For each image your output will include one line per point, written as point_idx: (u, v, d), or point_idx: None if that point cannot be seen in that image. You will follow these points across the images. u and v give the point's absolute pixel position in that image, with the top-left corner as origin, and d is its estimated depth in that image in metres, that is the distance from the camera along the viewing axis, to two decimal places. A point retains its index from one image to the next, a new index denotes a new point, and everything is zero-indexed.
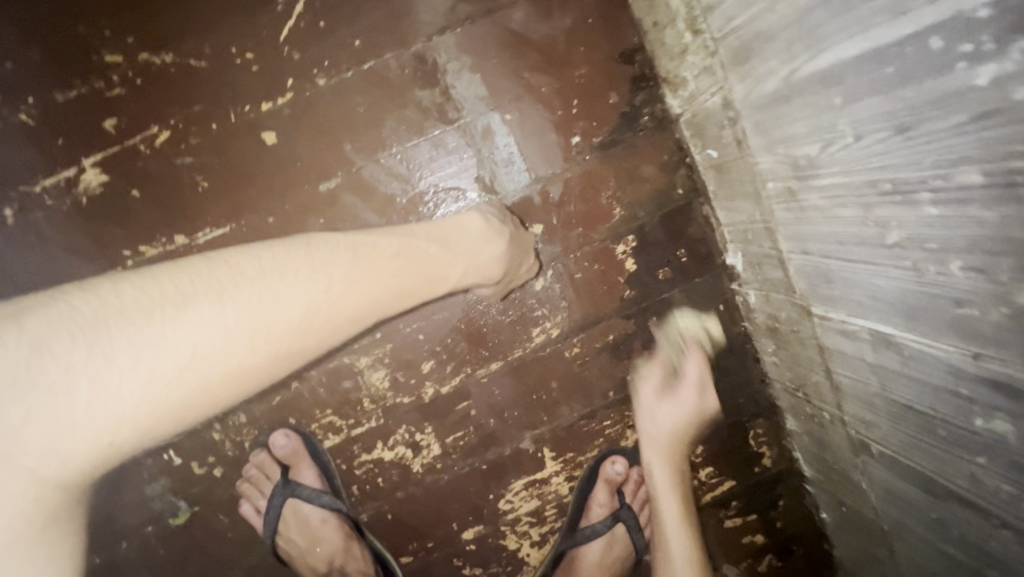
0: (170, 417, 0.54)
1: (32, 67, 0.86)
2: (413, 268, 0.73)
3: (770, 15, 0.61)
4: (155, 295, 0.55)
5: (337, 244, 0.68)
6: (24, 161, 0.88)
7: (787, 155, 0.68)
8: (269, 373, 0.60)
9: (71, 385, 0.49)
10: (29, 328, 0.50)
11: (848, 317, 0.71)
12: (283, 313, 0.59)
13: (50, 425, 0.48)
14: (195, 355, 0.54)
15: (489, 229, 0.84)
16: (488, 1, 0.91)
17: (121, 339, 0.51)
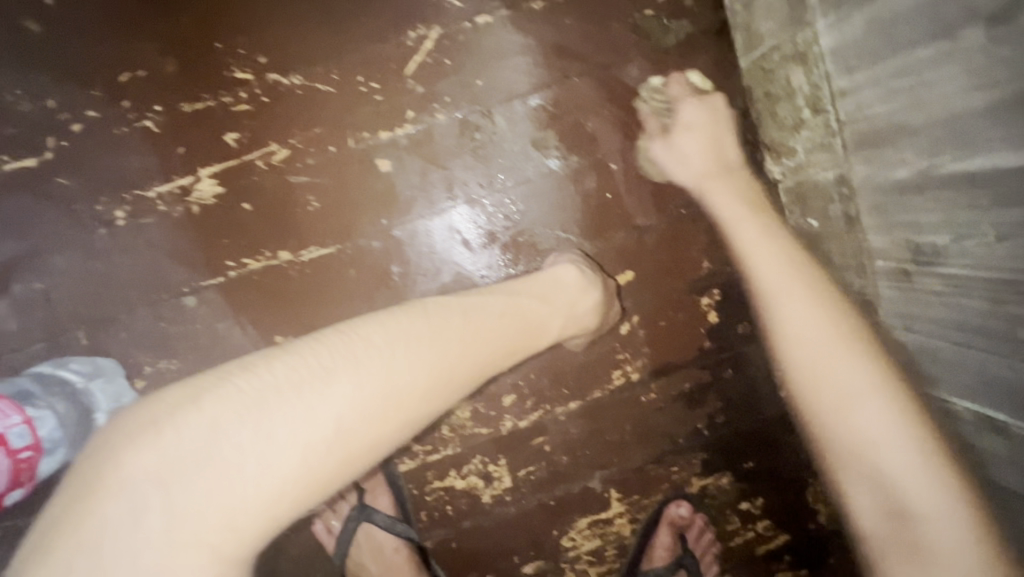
0: (319, 493, 0.56)
1: (164, 77, 0.87)
2: (517, 324, 0.78)
3: (915, 113, 0.65)
4: (299, 373, 0.59)
5: (445, 309, 0.72)
6: (143, 166, 0.89)
7: (909, 240, 0.72)
8: (397, 443, 0.62)
9: (242, 465, 0.53)
10: (207, 414, 0.55)
11: (949, 396, 0.75)
12: (411, 380, 0.63)
13: (224, 503, 0.52)
14: (340, 430, 0.57)
15: (584, 279, 0.88)
16: (607, 54, 0.94)
17: (280, 414, 0.56)
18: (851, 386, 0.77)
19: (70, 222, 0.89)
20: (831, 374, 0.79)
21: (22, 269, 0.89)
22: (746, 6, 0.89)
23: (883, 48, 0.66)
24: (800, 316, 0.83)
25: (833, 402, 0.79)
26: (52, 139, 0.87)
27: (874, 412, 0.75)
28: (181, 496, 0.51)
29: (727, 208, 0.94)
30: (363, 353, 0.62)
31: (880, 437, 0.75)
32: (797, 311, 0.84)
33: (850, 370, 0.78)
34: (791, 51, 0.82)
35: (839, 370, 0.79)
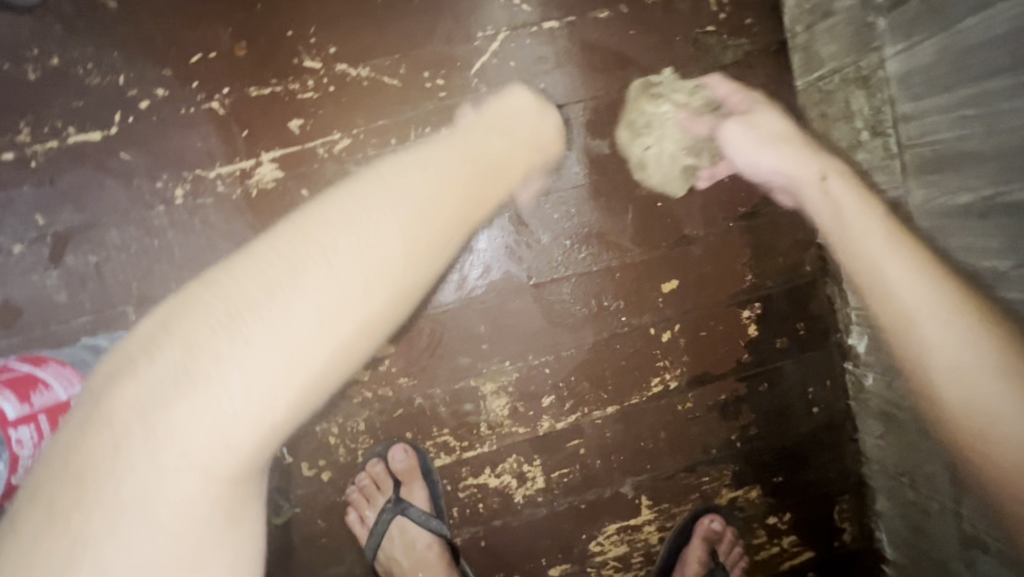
0: (314, 386, 0.51)
1: (236, 61, 0.89)
2: (478, 174, 0.72)
3: (983, 140, 0.67)
4: (266, 275, 0.53)
5: (411, 177, 0.65)
6: (207, 147, 0.90)
7: (966, 263, 0.74)
8: (387, 319, 0.57)
9: (226, 374, 0.48)
10: (180, 338, 0.50)
11: None
12: (385, 255, 0.56)
13: (212, 417, 0.47)
14: (321, 318, 0.51)
15: (538, 105, 0.90)
16: (668, 67, 0.96)
17: (253, 320, 0.50)
18: (929, 334, 0.72)
19: (129, 198, 0.90)
20: (942, 347, 0.71)
21: (77, 241, 0.90)
22: (808, 29, 0.92)
23: (954, 76, 0.68)
24: (900, 276, 0.75)
25: (945, 310, 0.71)
26: (120, 114, 0.88)
27: (994, 391, 0.66)
28: (168, 418, 0.47)
29: (798, 170, 0.89)
30: (330, 237, 0.56)
31: (953, 364, 0.70)
32: (901, 275, 0.75)
33: (946, 329, 0.70)
34: (854, 74, 0.84)
35: (943, 335, 0.71)
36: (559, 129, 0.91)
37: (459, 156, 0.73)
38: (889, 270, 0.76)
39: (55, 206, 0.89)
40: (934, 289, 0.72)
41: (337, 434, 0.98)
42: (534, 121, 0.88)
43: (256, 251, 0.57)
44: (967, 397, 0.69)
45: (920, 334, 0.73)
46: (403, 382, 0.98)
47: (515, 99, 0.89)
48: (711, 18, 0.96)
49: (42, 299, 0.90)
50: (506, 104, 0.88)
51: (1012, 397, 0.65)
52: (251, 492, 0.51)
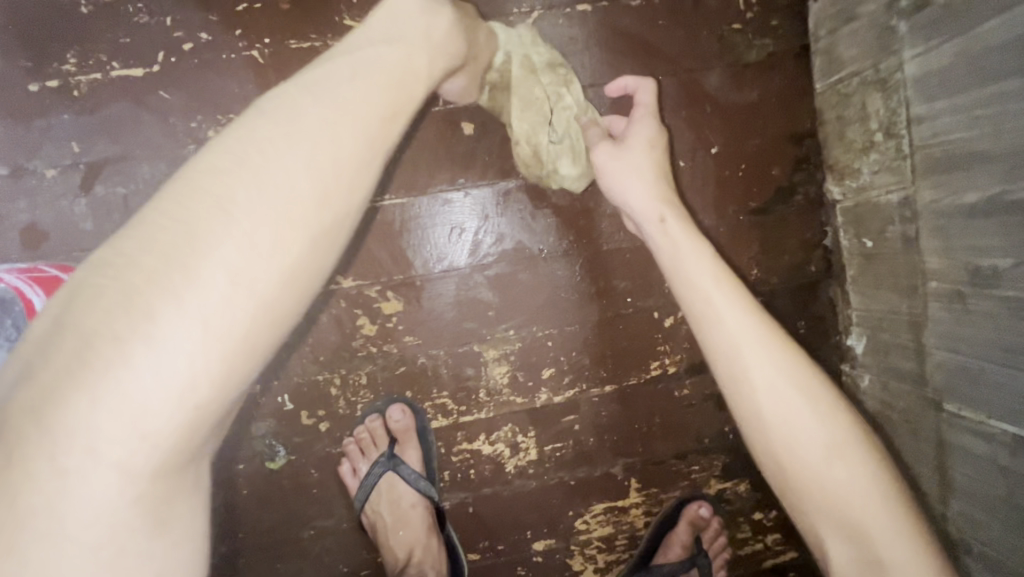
0: (240, 356, 0.46)
1: (279, 14, 0.92)
2: (385, 82, 0.55)
3: (993, 140, 0.69)
4: (162, 233, 0.45)
5: (331, 90, 0.53)
6: (243, 93, 0.93)
7: (967, 262, 0.76)
8: (315, 266, 0.51)
9: (127, 357, 0.41)
10: (71, 322, 0.42)
11: (986, 419, 0.77)
12: (302, 199, 0.49)
13: (116, 410, 0.41)
14: (236, 276, 0.45)
15: (430, 0, 0.65)
16: (693, 59, 1.00)
17: (155, 294, 0.43)
18: (754, 359, 0.72)
19: (163, 134, 0.93)
20: (755, 372, 0.72)
21: (109, 172, 0.93)
22: (831, 33, 0.95)
23: (970, 78, 0.71)
24: (731, 309, 0.75)
25: (739, 342, 0.73)
26: (163, 54, 0.92)
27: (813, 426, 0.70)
28: (59, 418, 0.40)
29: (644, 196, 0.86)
30: (235, 180, 0.47)
31: (776, 392, 0.71)
32: (736, 309, 0.75)
33: (774, 359, 0.73)
34: (873, 77, 0.87)
35: (775, 371, 0.72)
36: (454, 42, 0.67)
37: (365, 61, 0.56)
38: (717, 306, 0.75)
39: (91, 136, 0.92)
40: (747, 326, 0.74)
41: (338, 385, 0.99)
42: (427, 23, 0.63)
43: (148, 212, 0.47)
44: (785, 422, 0.71)
45: (742, 357, 0.73)
46: (408, 340, 0.99)
47: (396, 5, 0.61)
48: (738, 16, 1.00)
49: (68, 225, 0.92)
50: (392, 9, 0.61)
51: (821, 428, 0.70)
52: (185, 476, 0.47)
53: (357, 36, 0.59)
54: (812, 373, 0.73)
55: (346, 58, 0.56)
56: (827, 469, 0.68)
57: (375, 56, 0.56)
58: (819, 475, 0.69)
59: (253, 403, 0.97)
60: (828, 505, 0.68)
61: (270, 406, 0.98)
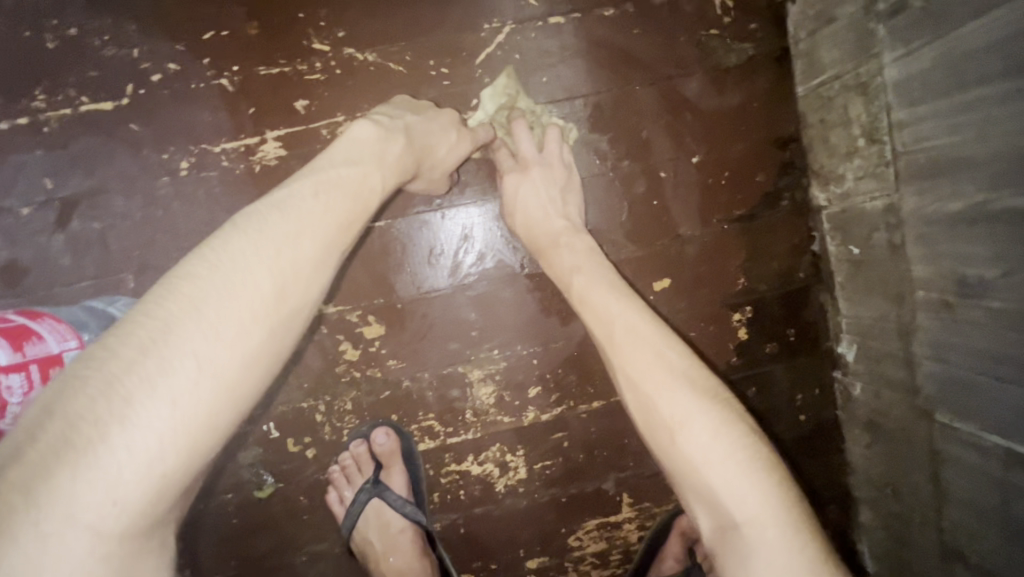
0: (209, 427, 0.50)
1: (247, 41, 0.91)
2: (342, 199, 0.67)
3: (977, 147, 0.67)
4: (144, 325, 0.50)
5: (297, 206, 0.63)
6: (214, 122, 0.92)
7: (954, 271, 0.74)
8: (275, 350, 0.57)
9: (105, 433, 0.45)
10: (54, 407, 0.45)
11: (979, 431, 0.75)
12: (264, 292, 0.56)
13: (94, 479, 0.44)
14: (207, 360, 0.50)
15: (381, 129, 0.77)
16: (671, 67, 0.98)
17: (134, 377, 0.47)
18: (625, 350, 0.76)
19: (137, 166, 0.92)
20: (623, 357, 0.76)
21: (84, 207, 0.92)
22: (811, 35, 0.93)
23: (950, 83, 0.68)
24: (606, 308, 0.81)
25: (607, 335, 0.79)
26: (132, 86, 0.91)
27: (677, 395, 0.69)
28: (32, 497, 0.42)
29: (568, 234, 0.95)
30: (207, 279, 0.54)
31: (639, 371, 0.74)
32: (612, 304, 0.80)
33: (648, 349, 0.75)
34: (853, 81, 0.85)
35: (642, 356, 0.74)
36: (407, 160, 0.79)
37: (328, 180, 0.68)
38: (599, 302, 0.81)
39: (65, 172, 0.91)
40: (622, 317, 0.78)
41: (323, 412, 0.99)
42: (379, 148, 0.75)
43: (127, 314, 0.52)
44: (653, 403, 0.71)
45: (617, 350, 0.77)
46: (392, 363, 0.99)
47: (357, 134, 0.75)
48: (716, 21, 0.97)
49: (46, 262, 0.92)
50: (352, 137, 0.74)
51: (683, 399, 0.69)
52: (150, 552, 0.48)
53: (322, 162, 0.71)
54: (697, 369, 0.73)
55: (313, 178, 0.67)
56: (684, 442, 0.67)
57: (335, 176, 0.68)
58: (677, 450, 0.67)
59: (238, 432, 0.97)
60: (691, 477, 0.66)
61: (256, 435, 0.98)
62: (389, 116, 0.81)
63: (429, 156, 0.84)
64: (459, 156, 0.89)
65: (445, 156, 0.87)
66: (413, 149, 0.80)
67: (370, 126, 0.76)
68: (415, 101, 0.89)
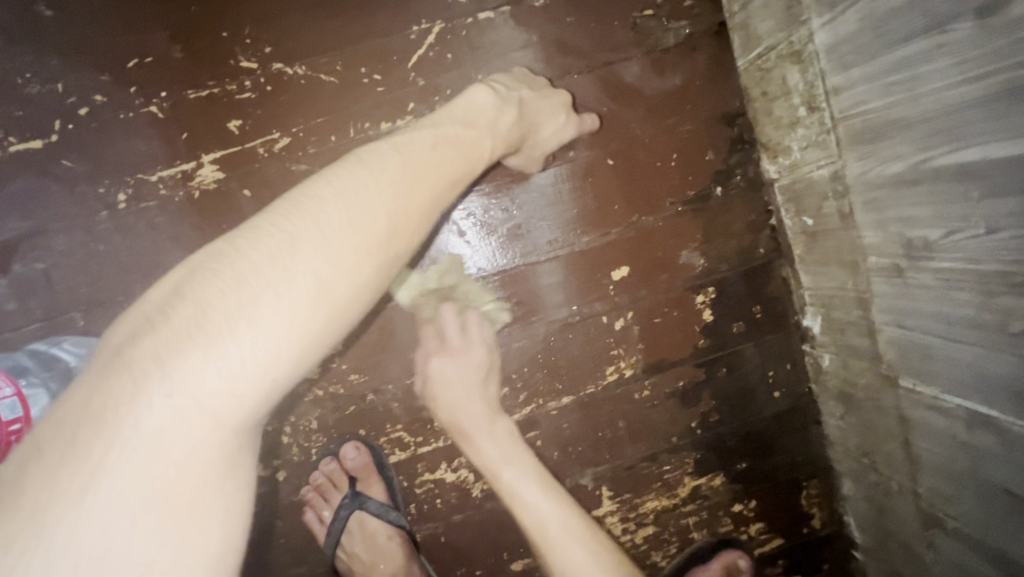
0: (324, 341, 0.53)
1: (172, 65, 0.90)
2: (451, 151, 0.71)
3: (908, 107, 0.65)
4: (276, 229, 0.54)
5: (421, 150, 0.68)
6: (147, 150, 0.91)
7: (900, 234, 0.72)
8: (385, 282, 0.60)
9: (232, 326, 0.48)
10: (192, 292, 0.50)
11: (941, 394, 0.74)
12: (381, 220, 0.58)
13: (219, 368, 0.47)
14: (328, 274, 0.53)
15: (498, 98, 0.83)
16: (608, 53, 0.96)
17: (261, 275, 0.51)
18: (572, 545, 0.88)
19: (74, 203, 0.91)
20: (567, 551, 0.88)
21: (24, 249, 0.90)
22: (744, 7, 0.91)
23: (876, 44, 0.67)
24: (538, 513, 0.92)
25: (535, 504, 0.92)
26: (60, 122, 0.89)
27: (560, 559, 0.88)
28: (161, 369, 0.46)
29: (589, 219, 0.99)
30: (335, 199, 0.57)
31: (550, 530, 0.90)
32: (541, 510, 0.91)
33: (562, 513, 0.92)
34: (788, 49, 0.83)
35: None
36: (514, 129, 0.83)
37: (442, 134, 0.73)
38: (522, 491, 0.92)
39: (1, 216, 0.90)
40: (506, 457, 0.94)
41: (290, 433, 0.98)
42: (493, 115, 0.80)
43: (256, 219, 0.56)
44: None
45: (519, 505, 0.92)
46: (354, 378, 0.97)
47: (473, 100, 0.80)
48: (649, 2, 0.95)
49: None
50: (469, 101, 0.80)
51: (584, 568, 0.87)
52: (248, 448, 0.51)
53: (441, 117, 0.76)
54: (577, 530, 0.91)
55: (433, 129, 0.73)
56: None
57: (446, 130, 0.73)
58: None
59: None
60: None
61: None
62: (505, 86, 0.86)
63: (532, 134, 0.89)
64: (558, 141, 0.93)
65: (546, 137, 0.91)
66: (521, 123, 0.85)
67: (487, 93, 0.81)
68: (527, 75, 0.92)
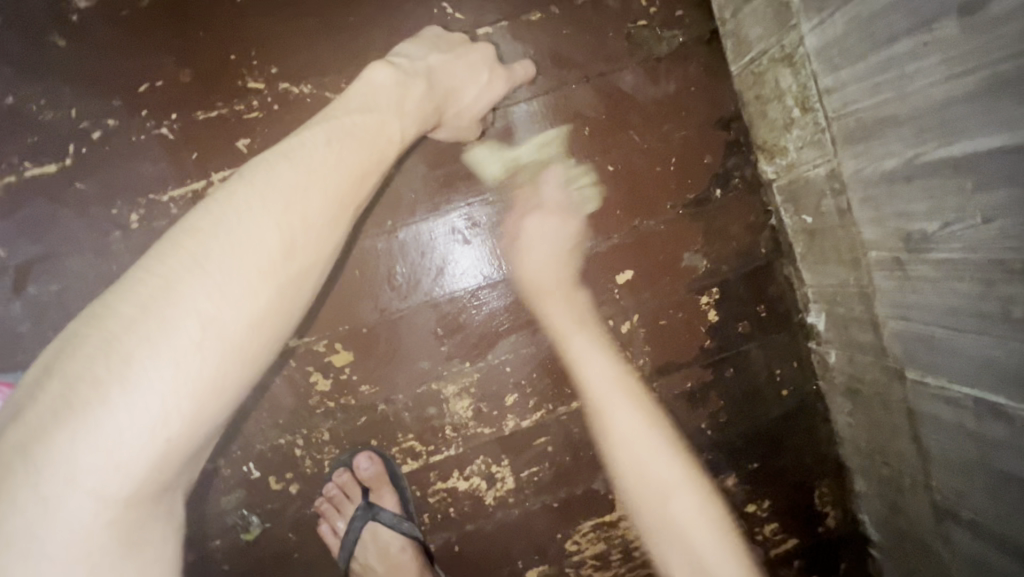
0: (217, 383, 0.56)
1: (182, 88, 0.92)
2: (349, 147, 0.72)
3: (899, 104, 0.67)
4: (147, 287, 0.56)
5: (310, 151, 0.68)
6: (157, 171, 0.93)
7: (899, 228, 0.74)
8: (287, 304, 0.63)
9: (105, 397, 0.51)
10: (63, 368, 0.52)
11: (947, 384, 0.75)
12: (267, 248, 0.61)
13: (96, 441, 0.50)
14: (206, 320, 0.56)
15: (399, 74, 0.80)
16: (603, 63, 0.98)
17: (132, 340, 0.53)
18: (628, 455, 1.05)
19: (86, 225, 0.93)
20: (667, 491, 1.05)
21: (38, 272, 0.92)
22: (734, 15, 0.93)
23: (864, 45, 0.69)
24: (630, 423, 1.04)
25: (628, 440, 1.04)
26: (73, 146, 0.91)
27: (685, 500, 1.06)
28: (36, 457, 0.49)
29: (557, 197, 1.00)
30: (210, 237, 0.59)
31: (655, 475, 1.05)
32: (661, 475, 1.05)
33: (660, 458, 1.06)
34: (780, 54, 0.85)
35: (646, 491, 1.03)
36: (428, 105, 0.83)
37: (339, 128, 0.72)
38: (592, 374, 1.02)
39: (16, 239, 0.92)
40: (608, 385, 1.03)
41: (303, 446, 0.98)
42: (397, 94, 0.79)
43: (128, 278, 0.58)
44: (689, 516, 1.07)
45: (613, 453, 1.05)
46: (364, 389, 0.98)
47: (372, 81, 0.78)
48: (642, 13, 0.98)
49: (6, 330, 0.92)
50: (369, 82, 0.78)
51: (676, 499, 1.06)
52: (152, 513, 0.55)
53: (338, 108, 0.75)
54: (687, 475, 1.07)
55: (324, 127, 0.72)
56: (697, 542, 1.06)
57: (345, 126, 0.73)
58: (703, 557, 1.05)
59: (219, 477, 0.96)
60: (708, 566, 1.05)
61: (236, 477, 0.97)
62: (411, 57, 0.85)
63: (452, 102, 0.88)
64: (487, 103, 0.93)
65: (470, 104, 0.91)
66: (434, 95, 0.84)
67: (389, 69, 0.80)
68: (441, 35, 0.91)
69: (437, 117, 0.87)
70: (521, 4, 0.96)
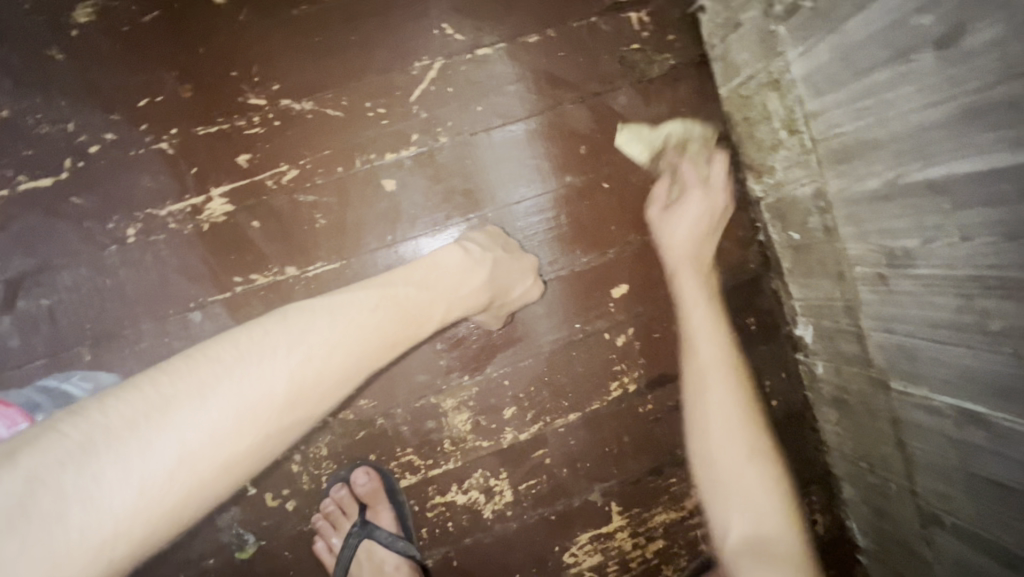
0: (162, 522, 0.52)
1: (181, 103, 0.93)
2: (395, 316, 0.75)
3: (879, 129, 0.71)
4: (141, 399, 0.54)
5: (355, 310, 0.72)
6: (156, 186, 0.93)
7: (881, 245, 0.78)
8: (262, 454, 0.59)
9: (63, 512, 0.47)
10: (24, 461, 0.48)
11: (929, 394, 0.79)
12: (269, 391, 0.59)
13: (38, 552, 0.45)
14: (185, 451, 0.53)
15: (468, 259, 0.87)
16: (598, 84, 1.02)
17: (108, 456, 0.50)
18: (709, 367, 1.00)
19: (81, 239, 0.92)
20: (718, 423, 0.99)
21: (30, 286, 0.91)
22: (723, 41, 0.98)
23: (846, 72, 0.73)
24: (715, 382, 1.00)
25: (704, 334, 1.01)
26: (70, 160, 0.91)
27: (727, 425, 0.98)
28: None
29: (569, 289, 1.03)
30: (225, 367, 0.59)
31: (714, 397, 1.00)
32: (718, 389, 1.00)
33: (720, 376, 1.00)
34: (767, 78, 0.90)
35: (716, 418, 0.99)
36: (484, 292, 0.87)
37: (389, 295, 0.76)
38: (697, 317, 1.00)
39: (7, 253, 0.90)
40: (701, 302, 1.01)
41: (300, 461, 0.98)
42: (459, 278, 0.84)
43: (128, 384, 0.56)
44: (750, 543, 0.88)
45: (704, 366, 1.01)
46: (363, 403, 0.98)
47: (443, 260, 0.85)
48: (635, 37, 1.02)
49: None
50: (439, 262, 0.84)
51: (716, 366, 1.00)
52: None
53: (397, 275, 0.81)
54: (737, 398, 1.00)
55: (379, 289, 0.76)
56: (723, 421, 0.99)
57: (403, 296, 0.77)
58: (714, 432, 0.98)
59: None
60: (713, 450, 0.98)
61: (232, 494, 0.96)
62: (481, 246, 0.91)
63: (503, 295, 0.92)
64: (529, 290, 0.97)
65: (517, 296, 0.95)
66: (493, 284, 0.88)
67: (458, 253, 0.86)
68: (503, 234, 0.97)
69: (487, 304, 0.90)
70: (520, 27, 0.99)
